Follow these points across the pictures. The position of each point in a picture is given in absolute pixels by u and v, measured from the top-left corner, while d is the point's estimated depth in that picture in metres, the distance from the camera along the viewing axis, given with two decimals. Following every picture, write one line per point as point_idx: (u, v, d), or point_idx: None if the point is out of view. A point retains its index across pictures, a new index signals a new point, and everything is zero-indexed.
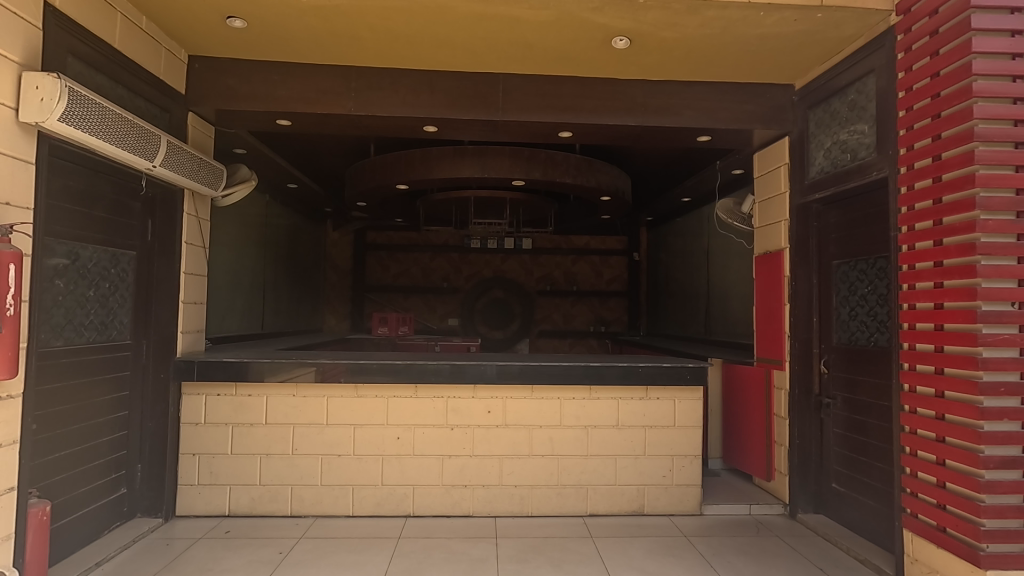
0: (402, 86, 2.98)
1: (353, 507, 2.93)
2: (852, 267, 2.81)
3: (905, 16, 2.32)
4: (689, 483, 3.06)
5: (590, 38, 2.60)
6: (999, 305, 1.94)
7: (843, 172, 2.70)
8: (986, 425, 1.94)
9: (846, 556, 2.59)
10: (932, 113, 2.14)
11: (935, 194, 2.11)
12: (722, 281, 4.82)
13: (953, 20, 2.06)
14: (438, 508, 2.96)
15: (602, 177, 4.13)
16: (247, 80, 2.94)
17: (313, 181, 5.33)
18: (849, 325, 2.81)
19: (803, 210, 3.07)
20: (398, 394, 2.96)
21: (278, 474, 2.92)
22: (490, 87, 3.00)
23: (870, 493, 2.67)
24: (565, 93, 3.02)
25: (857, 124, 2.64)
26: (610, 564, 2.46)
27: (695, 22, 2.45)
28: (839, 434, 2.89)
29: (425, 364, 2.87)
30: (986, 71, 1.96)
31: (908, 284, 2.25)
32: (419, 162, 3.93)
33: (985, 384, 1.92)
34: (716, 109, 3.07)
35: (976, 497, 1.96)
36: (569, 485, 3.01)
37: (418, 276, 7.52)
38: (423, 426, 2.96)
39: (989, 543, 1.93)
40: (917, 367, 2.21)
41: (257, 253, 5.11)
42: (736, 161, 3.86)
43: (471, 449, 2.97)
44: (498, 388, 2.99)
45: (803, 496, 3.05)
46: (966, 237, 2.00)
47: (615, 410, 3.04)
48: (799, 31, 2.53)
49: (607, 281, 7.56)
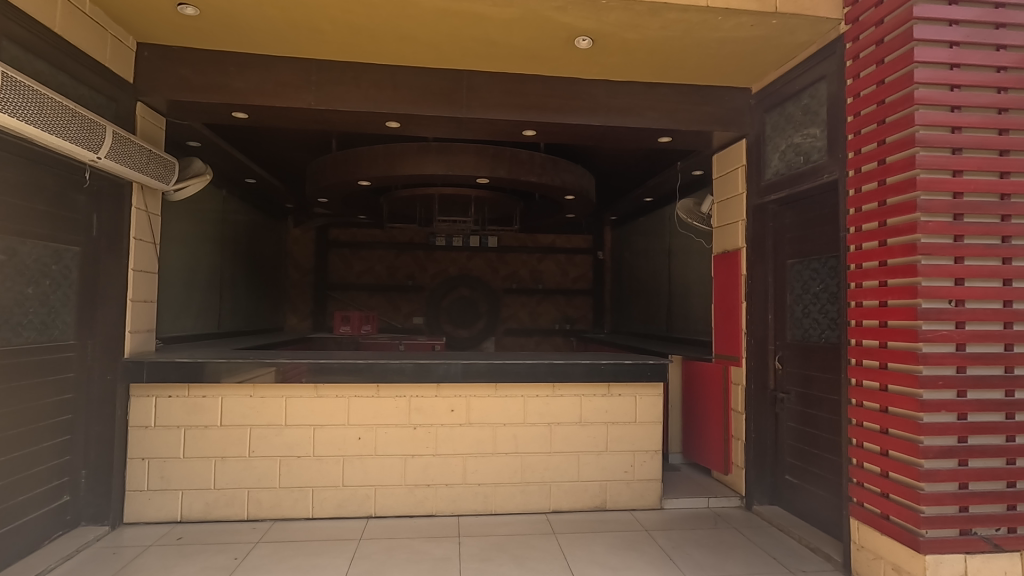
0: (364, 79, 2.93)
1: (313, 508, 2.87)
2: (806, 266, 2.90)
3: (853, 25, 2.41)
4: (650, 478, 3.11)
5: (554, 36, 2.61)
6: (938, 302, 2.03)
7: (797, 174, 2.79)
8: (925, 416, 2.03)
9: (798, 545, 2.68)
10: (878, 119, 2.23)
11: (881, 197, 2.20)
12: (683, 281, 4.92)
13: (897, 30, 2.15)
14: (402, 509, 2.93)
15: (567, 176, 4.17)
16: (201, 70, 2.84)
17: (272, 176, 5.20)
18: (803, 322, 2.91)
19: (759, 210, 3.15)
20: (359, 394, 2.91)
21: (234, 478, 2.83)
22: (455, 83, 2.98)
23: (821, 484, 2.77)
24: (529, 91, 3.02)
25: (810, 127, 2.73)
26: (572, 560, 2.48)
27: (657, 24, 2.49)
28: (792, 427, 3.00)
29: (388, 363, 2.84)
30: (928, 78, 2.05)
31: (855, 283, 2.34)
32: (383, 158, 3.89)
33: (925, 377, 2.01)
34: (677, 110, 3.13)
35: (916, 485, 2.06)
36: (533, 482, 3.02)
37: (383, 274, 7.42)
38: (386, 425, 2.92)
39: (928, 529, 2.02)
40: (864, 362, 2.30)
41: (212, 248, 4.95)
42: (696, 163, 3.95)
43: (435, 448, 2.95)
44: (462, 387, 2.98)
45: (759, 488, 3.14)
46: (908, 238, 2.09)
47: (578, 407, 3.07)
48: (755, 36, 2.60)
49: (573, 279, 7.64)
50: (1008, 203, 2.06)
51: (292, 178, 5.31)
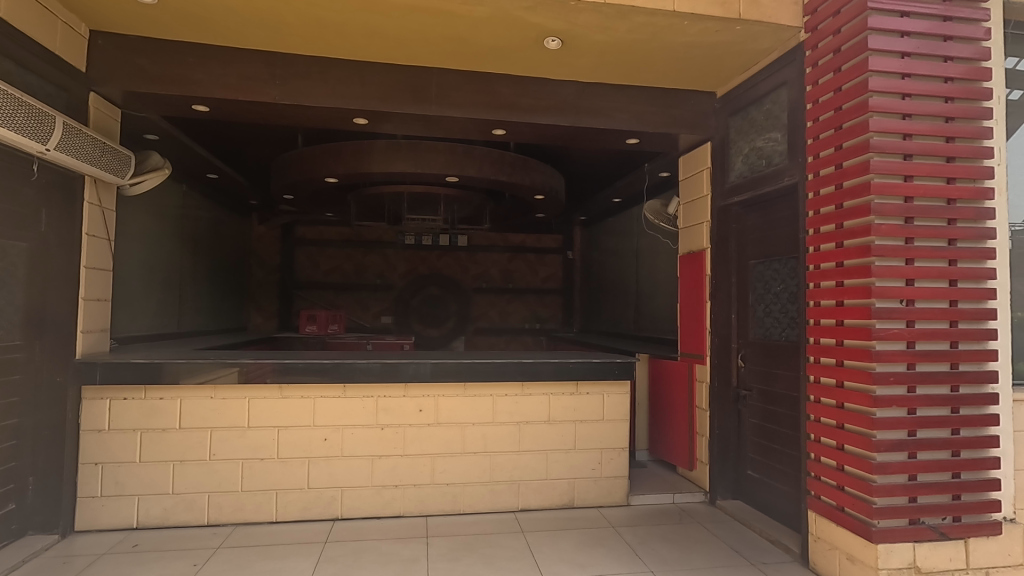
0: (331, 74, 2.88)
1: (277, 512, 2.81)
2: (767, 267, 2.98)
3: (812, 33, 2.49)
4: (617, 475, 3.15)
5: (524, 36, 2.61)
6: (890, 302, 2.12)
7: (759, 177, 2.86)
8: (878, 411, 2.12)
9: (759, 538, 2.76)
10: (835, 125, 2.31)
11: (838, 200, 2.28)
12: (650, 280, 5.00)
13: (853, 39, 2.23)
14: (369, 511, 2.89)
15: (536, 176, 4.19)
16: (159, 61, 2.74)
17: (235, 171, 5.07)
18: (764, 321, 2.99)
19: (723, 212, 3.23)
20: (325, 394, 2.86)
21: (194, 482, 2.75)
22: (424, 80, 2.96)
23: (781, 479, 2.85)
24: (498, 91, 3.02)
25: (772, 132, 2.81)
26: (540, 558, 2.49)
27: (625, 27, 2.52)
28: (754, 423, 3.08)
29: (355, 363, 2.80)
30: (881, 86, 2.14)
31: (814, 283, 2.42)
32: (350, 155, 3.84)
33: (878, 374, 2.09)
34: (644, 113, 3.18)
35: (869, 478, 2.14)
36: (502, 481, 3.03)
37: (351, 273, 7.31)
38: (352, 426, 2.88)
39: (880, 519, 2.11)
40: (821, 360, 2.38)
41: (171, 245, 4.79)
42: (663, 164, 4.02)
43: (403, 448, 2.93)
44: (430, 386, 2.96)
45: (722, 484, 3.21)
46: (863, 240, 2.17)
47: (547, 405, 3.08)
48: (719, 41, 2.66)
49: (543, 279, 7.68)
50: (954, 208, 2.16)
51: (256, 174, 5.18)
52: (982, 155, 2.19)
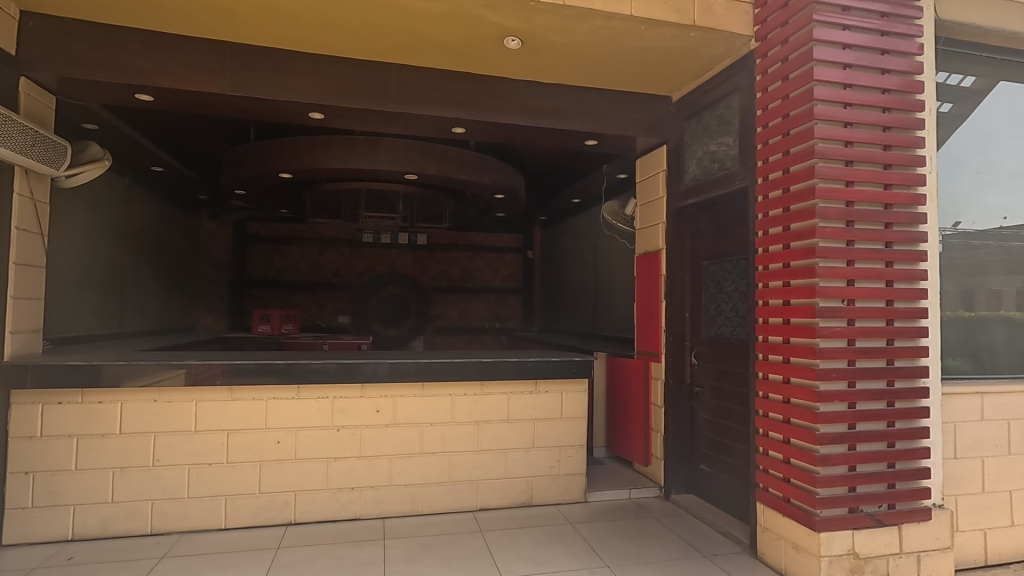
0: (285, 67, 2.80)
1: (226, 518, 2.71)
2: (720, 267, 3.08)
3: (762, 42, 2.58)
4: (574, 472, 3.19)
5: (484, 35, 2.61)
6: (833, 301, 2.22)
7: (712, 180, 2.95)
8: (821, 406, 2.21)
9: (711, 530, 2.84)
10: (783, 131, 2.41)
11: (785, 203, 2.38)
12: (608, 280, 5.08)
13: (799, 49, 2.33)
14: (323, 515, 2.83)
15: (496, 175, 4.21)
16: (99, 46, 2.60)
17: (183, 165, 4.86)
18: (716, 320, 3.08)
19: (678, 214, 3.31)
20: (278, 396, 2.78)
21: (136, 489, 2.62)
22: (382, 75, 2.91)
23: (732, 472, 2.95)
24: (458, 89, 3.01)
25: (724, 136, 2.90)
26: (498, 557, 2.49)
27: (584, 29, 2.55)
28: (707, 419, 3.17)
29: (310, 363, 2.74)
30: (825, 95, 2.23)
31: (762, 283, 2.51)
32: (305, 150, 3.76)
33: (821, 370, 2.19)
34: (603, 115, 3.22)
35: (813, 469, 2.24)
36: (461, 481, 3.01)
37: (306, 271, 7.13)
38: (307, 428, 2.81)
39: (822, 509, 2.21)
40: (769, 357, 2.47)
41: (112, 241, 4.55)
42: (621, 166, 4.09)
43: (359, 450, 2.87)
44: (388, 387, 2.92)
45: (676, 478, 3.30)
46: (808, 242, 2.27)
47: (506, 404, 3.09)
48: (675, 46, 2.72)
49: (503, 278, 7.69)
50: (890, 212, 2.29)
51: (205, 168, 4.99)
52: (916, 163, 2.32)
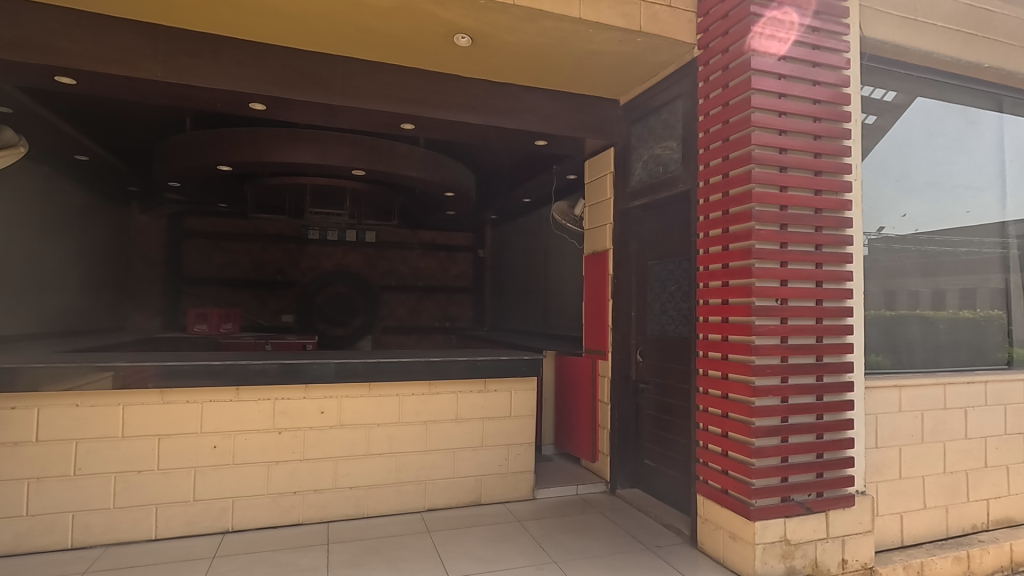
0: (224, 54, 2.67)
1: (157, 529, 2.56)
2: (664, 267, 3.17)
3: (704, 50, 2.68)
4: (523, 470, 3.21)
5: (433, 31, 2.58)
6: (768, 300, 2.33)
7: (657, 182, 3.03)
8: (756, 400, 2.32)
9: (654, 522, 2.93)
10: (723, 136, 2.50)
11: (724, 207, 2.47)
12: (557, 279, 5.14)
13: (738, 59, 2.43)
14: (264, 521, 2.72)
15: (445, 172, 4.20)
16: (13, 23, 2.40)
17: (111, 154, 4.57)
18: (661, 318, 3.18)
19: (625, 215, 3.39)
20: (216, 398, 2.66)
21: (56, 501, 2.44)
22: (328, 68, 2.83)
23: (675, 466, 3.05)
24: (407, 84, 2.97)
25: (668, 140, 2.99)
26: (446, 557, 2.48)
27: (534, 30, 2.56)
28: (651, 415, 3.27)
29: (250, 364, 2.63)
30: (761, 104, 2.34)
31: (703, 283, 2.61)
32: (246, 143, 3.64)
33: (757, 366, 2.30)
34: (552, 115, 3.26)
35: (749, 461, 2.34)
36: (408, 482, 2.98)
37: (248, 268, 6.85)
38: (246, 431, 2.70)
39: (757, 499, 2.31)
40: (710, 354, 2.57)
41: (30, 234, 4.22)
42: (570, 167, 4.14)
43: (302, 453, 2.79)
44: (333, 387, 2.85)
45: (622, 473, 3.38)
46: (745, 244, 2.37)
47: (455, 404, 3.07)
48: (622, 51, 2.78)
49: (453, 277, 7.65)
50: (820, 216, 2.42)
51: (137, 158, 4.71)
52: (843, 171, 2.47)
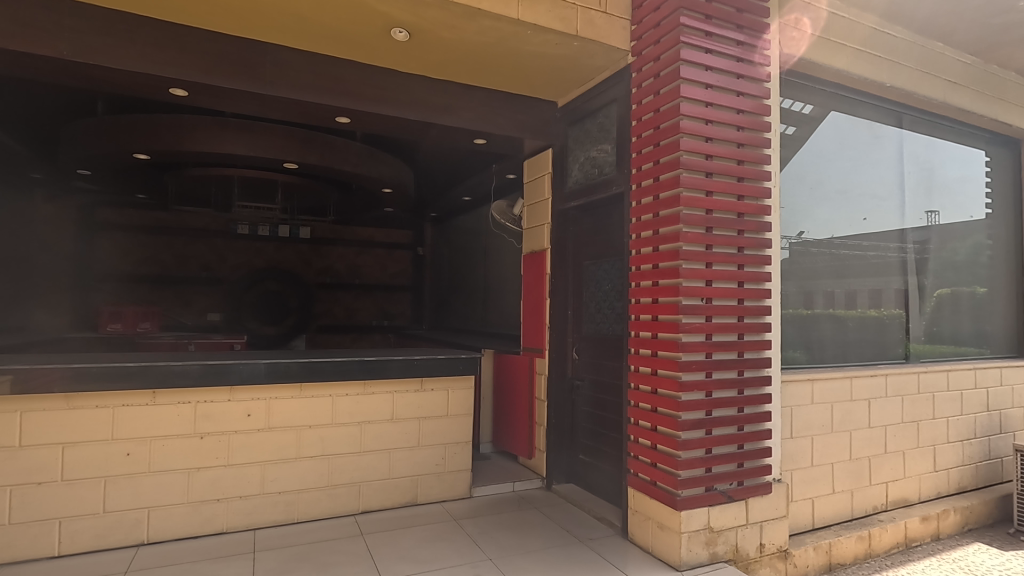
0: (140, 35, 2.51)
1: (61, 545, 2.37)
2: (599, 267, 3.25)
3: (637, 57, 2.76)
4: (459, 468, 3.20)
5: (369, 23, 2.52)
6: (694, 300, 2.44)
7: (592, 184, 3.11)
8: (683, 395, 2.42)
9: (587, 516, 3.00)
10: (654, 141, 2.59)
11: (655, 209, 2.56)
12: (497, 278, 5.16)
13: (669, 67, 2.52)
14: (183, 531, 2.57)
15: (383, 168, 4.16)
16: None
17: (9, 138, 4.17)
18: (596, 317, 3.26)
19: (562, 215, 3.45)
20: (129, 403, 2.49)
21: None
22: (257, 55, 2.71)
23: (608, 460, 3.13)
24: (342, 77, 2.89)
25: (604, 143, 3.06)
26: (379, 560, 2.43)
27: (472, 28, 2.56)
28: (586, 411, 3.34)
29: (169, 365, 2.48)
30: (689, 111, 2.44)
31: (635, 282, 2.69)
32: (167, 132, 3.48)
33: (683, 362, 2.40)
34: (491, 115, 3.27)
35: (675, 453, 2.44)
36: (341, 484, 2.90)
37: (170, 264, 6.45)
38: (164, 437, 2.55)
39: (682, 489, 2.41)
40: (641, 351, 2.66)
41: None
42: (509, 167, 4.17)
43: (226, 458, 2.66)
44: (260, 389, 2.73)
45: (557, 469, 3.44)
46: (673, 246, 2.47)
47: (390, 404, 3.03)
48: (560, 54, 2.83)
49: (392, 275, 7.52)
50: (742, 220, 2.56)
51: (40, 143, 4.32)
52: (762, 178, 2.62)
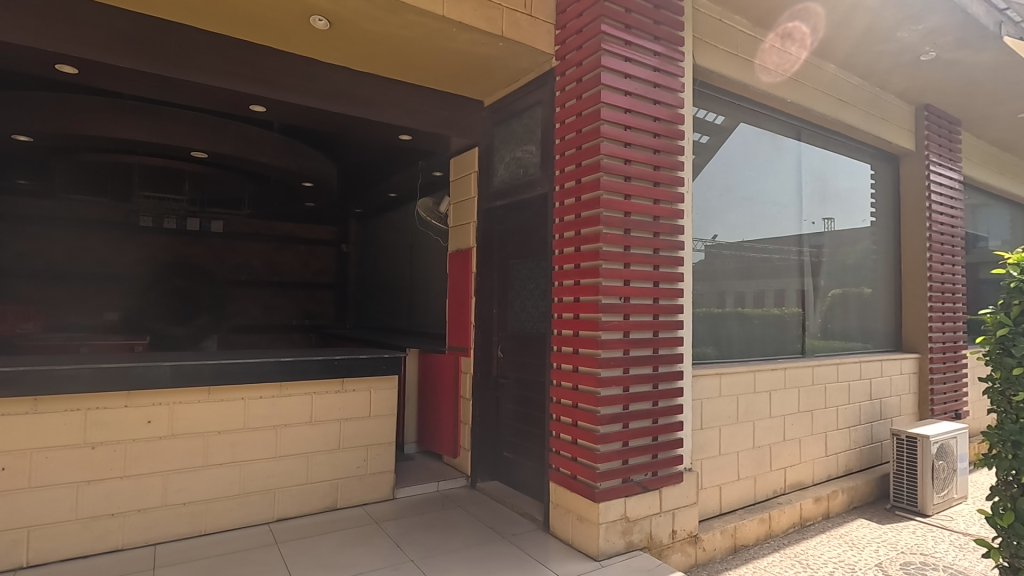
0: (20, 3, 2.26)
1: None
2: (524, 266, 3.30)
3: (561, 61, 2.82)
4: (382, 470, 3.14)
5: (286, 9, 2.41)
6: (613, 298, 2.53)
7: (517, 184, 3.14)
8: (602, 391, 2.51)
9: (510, 512, 3.04)
10: (576, 144, 2.66)
11: (576, 211, 2.63)
12: (423, 276, 5.10)
13: (591, 72, 2.60)
14: (70, 551, 2.34)
15: (303, 160, 3.99)
16: None
17: None
18: (520, 315, 3.30)
19: (488, 214, 3.46)
20: (6, 412, 2.25)
21: None
22: (161, 34, 2.52)
23: (531, 456, 3.18)
24: (257, 63, 2.74)
25: (529, 144, 3.10)
26: (294, 569, 2.33)
27: (396, 22, 2.51)
28: (510, 408, 3.38)
29: (55, 369, 2.26)
30: (609, 117, 2.53)
31: (558, 281, 2.75)
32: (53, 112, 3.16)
33: (602, 359, 2.48)
34: (417, 110, 3.22)
35: (595, 447, 2.52)
36: (255, 492, 2.76)
37: (59, 258, 5.85)
38: (49, 448, 2.32)
39: (601, 482, 2.50)
40: (563, 348, 2.72)
41: None
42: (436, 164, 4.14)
43: (123, 469, 2.45)
44: (163, 393, 2.54)
45: (482, 467, 3.45)
46: (593, 247, 2.54)
47: (309, 406, 2.91)
48: (486, 53, 2.84)
49: (314, 272, 7.24)
50: (658, 223, 2.68)
51: None
52: (677, 183, 2.76)
